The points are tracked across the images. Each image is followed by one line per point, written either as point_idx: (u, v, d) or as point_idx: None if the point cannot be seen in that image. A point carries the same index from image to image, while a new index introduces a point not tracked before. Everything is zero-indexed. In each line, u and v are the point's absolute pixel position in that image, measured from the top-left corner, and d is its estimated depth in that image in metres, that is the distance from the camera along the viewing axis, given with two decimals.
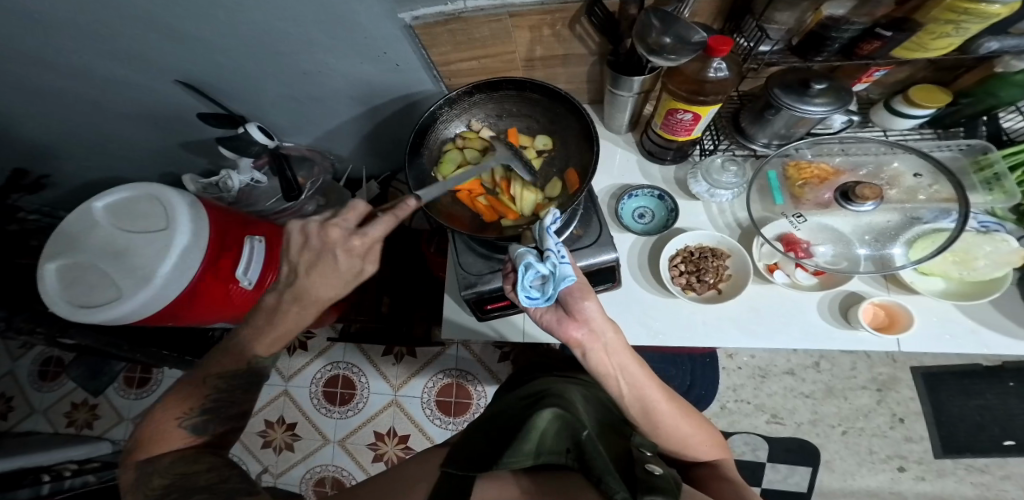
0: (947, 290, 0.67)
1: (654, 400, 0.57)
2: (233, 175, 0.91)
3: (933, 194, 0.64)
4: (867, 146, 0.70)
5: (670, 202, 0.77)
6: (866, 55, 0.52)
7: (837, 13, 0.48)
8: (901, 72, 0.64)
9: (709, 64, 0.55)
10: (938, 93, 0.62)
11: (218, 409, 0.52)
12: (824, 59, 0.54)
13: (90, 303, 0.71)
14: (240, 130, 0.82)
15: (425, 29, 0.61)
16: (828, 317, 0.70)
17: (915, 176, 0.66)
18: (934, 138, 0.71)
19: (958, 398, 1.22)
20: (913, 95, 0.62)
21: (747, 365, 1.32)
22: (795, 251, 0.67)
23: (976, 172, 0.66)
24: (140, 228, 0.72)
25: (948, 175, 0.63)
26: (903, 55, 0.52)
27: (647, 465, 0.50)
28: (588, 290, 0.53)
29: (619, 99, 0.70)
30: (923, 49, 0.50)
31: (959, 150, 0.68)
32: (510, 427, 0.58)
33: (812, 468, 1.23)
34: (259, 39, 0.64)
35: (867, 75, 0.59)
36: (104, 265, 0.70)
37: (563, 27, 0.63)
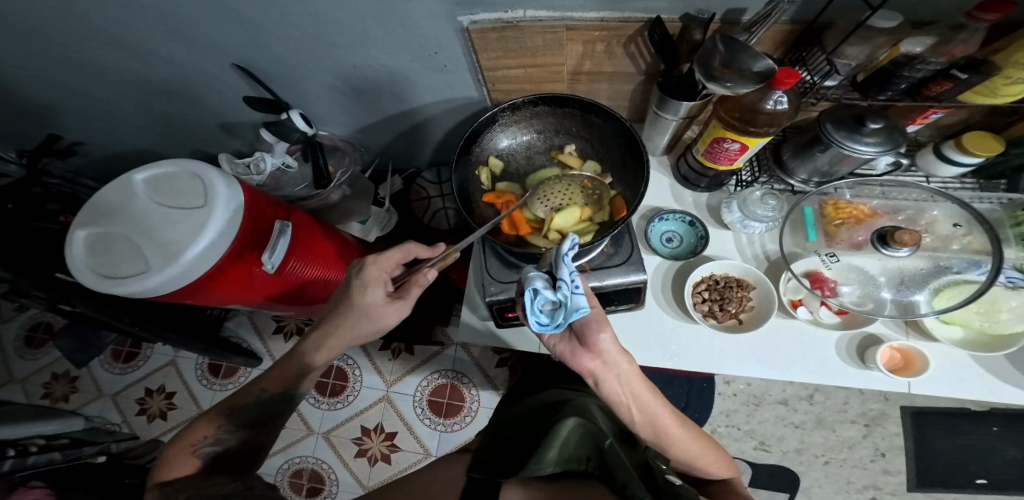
0: (964, 339, 0.68)
1: (666, 424, 0.59)
2: (266, 158, 0.91)
3: (966, 245, 0.66)
4: (909, 192, 0.71)
5: (701, 229, 0.77)
6: (931, 96, 0.53)
7: (913, 51, 0.50)
8: (958, 115, 0.66)
9: (770, 95, 0.56)
10: (992, 140, 0.63)
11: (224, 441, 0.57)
12: (889, 97, 0.56)
13: (116, 275, 0.69)
14: (285, 115, 0.81)
15: (480, 33, 0.61)
16: (844, 354, 0.71)
17: (953, 225, 0.67)
18: (975, 188, 0.73)
19: (942, 438, 1.25)
20: (966, 141, 0.63)
21: (743, 391, 1.33)
22: (821, 288, 0.68)
23: (1014, 226, 0.68)
24: (177, 203, 0.70)
25: (984, 226, 0.65)
26: (969, 98, 0.52)
27: (668, 476, 0.51)
28: (603, 321, 0.54)
29: (662, 121, 0.71)
30: (993, 94, 0.50)
31: (999, 202, 0.71)
32: (529, 431, 0.61)
33: (791, 493, 1.24)
34: (309, 27, 0.63)
35: (922, 116, 0.60)
36: (136, 237, 0.69)
37: (617, 44, 0.63)
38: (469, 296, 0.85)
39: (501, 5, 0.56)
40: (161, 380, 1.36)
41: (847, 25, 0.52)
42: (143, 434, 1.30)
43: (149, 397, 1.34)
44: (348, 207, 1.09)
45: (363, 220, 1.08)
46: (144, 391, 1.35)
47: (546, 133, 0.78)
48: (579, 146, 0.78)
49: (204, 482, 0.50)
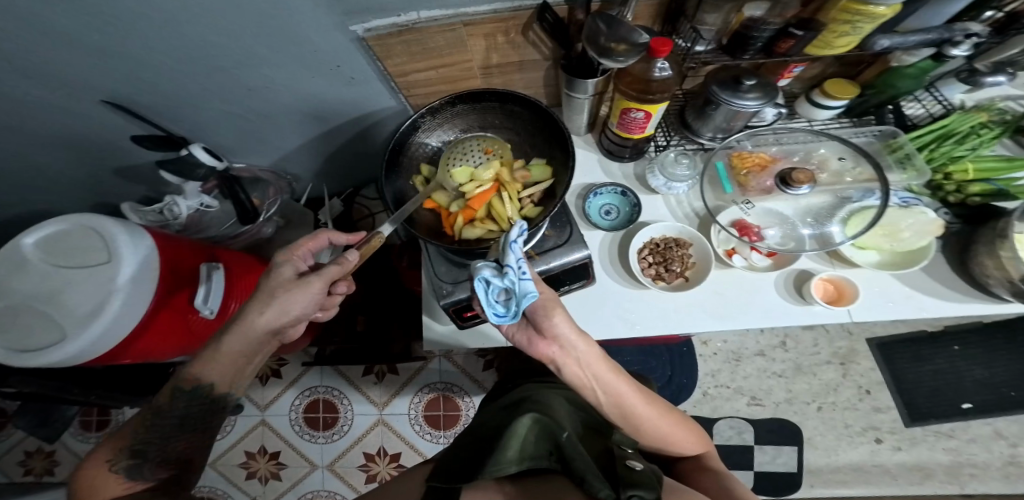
0: (882, 262, 0.74)
1: (631, 404, 0.60)
2: (180, 201, 0.90)
3: (857, 176, 0.71)
4: (796, 135, 0.76)
5: (632, 197, 0.81)
6: (783, 53, 0.57)
7: (756, 15, 0.54)
8: (815, 68, 0.70)
9: (653, 64, 0.59)
10: (851, 86, 0.69)
11: (145, 452, 0.50)
12: (751, 57, 0.59)
13: (27, 346, 0.67)
14: (185, 151, 0.82)
15: (378, 40, 0.62)
16: (785, 294, 0.75)
17: (840, 160, 0.73)
18: (851, 126, 0.79)
19: (911, 365, 1.31)
20: (828, 88, 0.69)
21: (721, 350, 1.37)
22: (748, 235, 0.72)
23: (890, 154, 0.73)
24: (82, 263, 0.70)
25: (868, 157, 0.70)
26: (814, 52, 0.57)
27: (629, 461, 0.50)
28: (552, 306, 0.55)
29: (575, 102, 0.74)
30: (829, 46, 0.55)
31: (874, 135, 0.76)
32: (495, 428, 0.62)
33: (797, 446, 1.27)
34: (208, 56, 0.64)
35: (787, 70, 0.65)
36: (44, 306, 0.69)
37: (516, 34, 0.65)
38: (430, 305, 0.86)
39: (392, 10, 0.58)
40: None
41: None
42: None
43: None
44: (291, 238, 1.09)
45: None
46: None
47: (473, 130, 0.79)
48: (507, 137, 0.80)
49: None
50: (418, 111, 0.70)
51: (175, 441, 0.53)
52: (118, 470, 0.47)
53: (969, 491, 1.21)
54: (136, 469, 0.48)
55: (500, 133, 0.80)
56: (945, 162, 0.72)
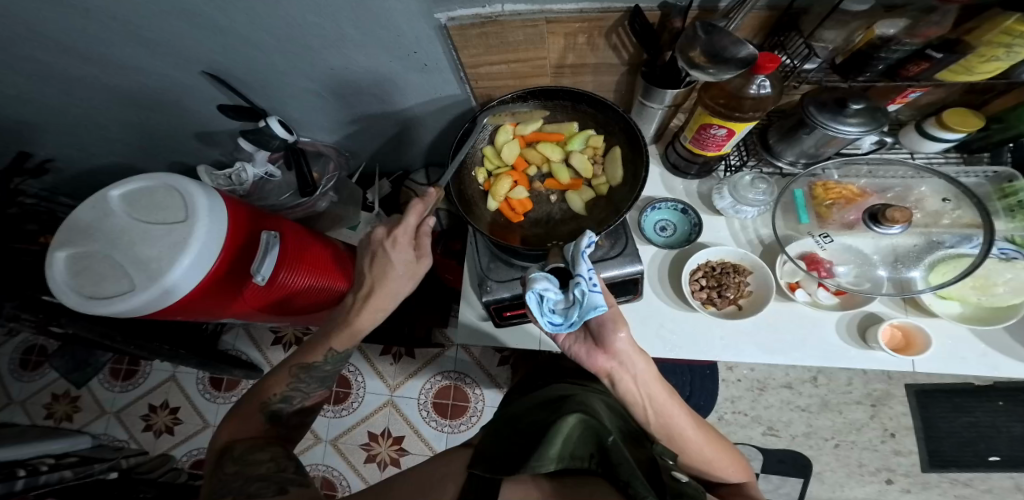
0: (963, 315, 0.68)
1: (679, 427, 0.58)
2: (248, 168, 0.90)
3: (956, 220, 0.66)
4: (895, 169, 0.71)
5: (694, 216, 0.77)
6: (911, 76, 0.53)
7: (889, 33, 0.49)
8: (936, 94, 0.65)
9: (753, 80, 0.56)
10: (972, 116, 0.63)
11: (289, 400, 0.63)
12: (867, 79, 0.56)
13: (99, 295, 0.68)
14: (262, 122, 0.81)
15: (459, 30, 0.60)
16: (845, 336, 0.71)
17: (942, 201, 0.68)
18: (960, 162, 0.75)
19: (949, 415, 1.23)
20: (947, 119, 0.63)
21: (746, 377, 1.32)
22: (817, 269, 0.69)
23: (1001, 198, 0.69)
24: (156, 218, 0.69)
25: (972, 200, 0.66)
26: (947, 77, 0.53)
27: (674, 472, 0.47)
28: (620, 321, 0.54)
29: (648, 111, 0.71)
30: (969, 72, 0.51)
31: (985, 176, 0.72)
32: (534, 420, 0.60)
33: (803, 479, 1.24)
34: (283, 31, 0.62)
35: (902, 95, 0.60)
36: (118, 256, 0.68)
37: (598, 35, 0.62)
38: (466, 294, 0.84)
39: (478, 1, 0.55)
40: (163, 395, 1.35)
41: (822, 9, 0.51)
42: (151, 449, 1.29)
43: (154, 413, 1.33)
44: (339, 213, 1.08)
45: (353, 226, 1.10)
46: (148, 407, 1.34)
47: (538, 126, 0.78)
48: None
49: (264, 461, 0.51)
50: (490, 104, 0.67)
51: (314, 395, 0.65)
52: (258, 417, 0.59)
53: None
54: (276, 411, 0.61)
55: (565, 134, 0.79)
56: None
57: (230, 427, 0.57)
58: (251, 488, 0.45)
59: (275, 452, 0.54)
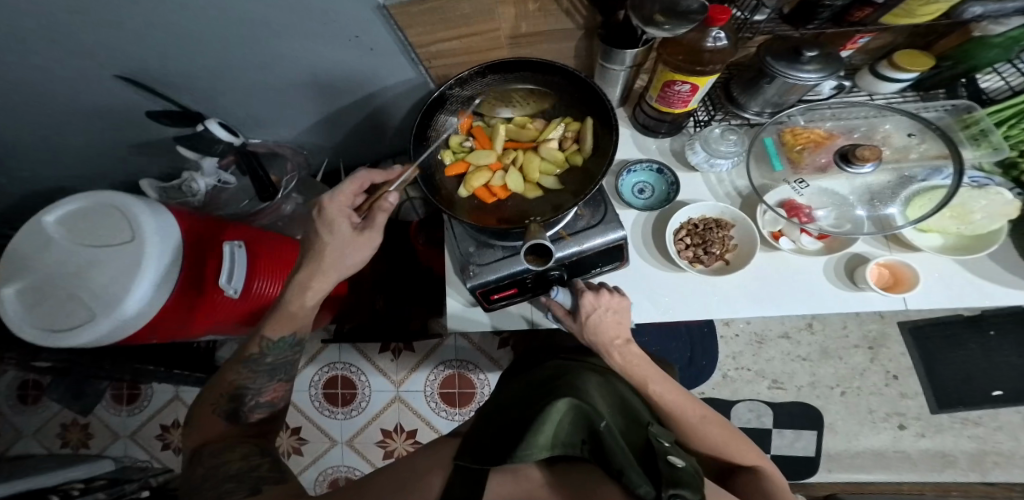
0: (946, 246, 0.68)
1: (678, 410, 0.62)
2: (198, 178, 0.91)
3: (924, 153, 0.65)
4: (857, 111, 0.70)
5: (670, 175, 0.76)
6: (857, 21, 0.53)
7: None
8: (883, 39, 0.64)
9: (708, 32, 0.55)
10: (923, 56, 0.61)
11: (242, 398, 0.63)
12: (815, 26, 0.55)
13: (56, 326, 0.69)
14: (200, 126, 0.81)
15: (400, 9, 0.57)
16: (834, 279, 0.70)
17: (907, 136, 0.67)
18: (918, 100, 0.72)
19: (947, 350, 1.23)
20: (899, 60, 0.62)
21: (743, 331, 1.32)
22: (797, 215, 0.68)
23: (963, 129, 0.67)
24: (97, 242, 0.70)
25: (938, 133, 0.65)
26: (890, 21, 0.52)
27: (669, 457, 0.44)
28: (620, 308, 0.63)
29: (610, 74, 0.69)
30: (911, 14, 0.50)
31: (944, 110, 0.70)
32: (526, 400, 0.61)
33: (818, 431, 1.24)
34: (224, 25, 0.60)
35: (853, 40, 0.59)
36: (66, 286, 0.69)
37: (550, 1, 0.60)
38: (450, 281, 0.82)
39: None
40: (174, 413, 1.37)
41: None
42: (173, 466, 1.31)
43: (168, 432, 1.35)
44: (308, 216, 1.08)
45: None
46: (161, 427, 1.36)
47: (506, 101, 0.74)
48: (542, 113, 0.75)
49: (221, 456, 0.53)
50: (447, 82, 0.64)
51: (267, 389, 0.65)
52: (221, 413, 0.61)
53: (992, 477, 1.19)
54: (233, 412, 0.61)
55: (536, 108, 0.75)
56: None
57: (201, 426, 0.59)
58: (221, 489, 0.47)
59: (246, 450, 0.55)
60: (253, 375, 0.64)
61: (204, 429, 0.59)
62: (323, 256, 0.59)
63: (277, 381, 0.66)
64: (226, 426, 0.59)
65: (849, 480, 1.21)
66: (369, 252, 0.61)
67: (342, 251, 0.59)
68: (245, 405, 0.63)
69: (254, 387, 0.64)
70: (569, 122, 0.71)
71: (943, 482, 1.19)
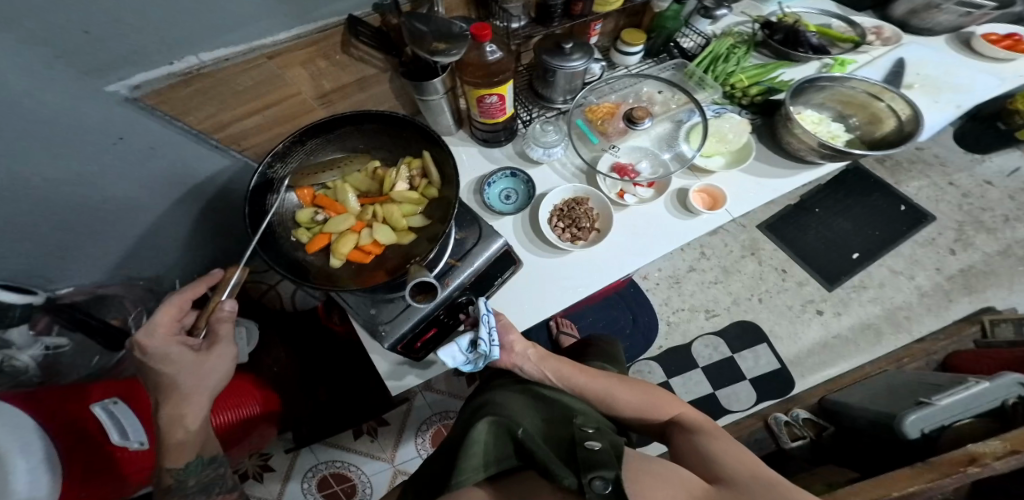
0: (729, 162, 0.87)
1: (591, 386, 0.68)
2: (14, 353, 0.79)
3: (677, 101, 0.89)
4: (619, 83, 0.91)
5: (523, 175, 0.87)
6: (579, 14, 0.70)
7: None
8: (611, 24, 0.88)
9: (484, 47, 0.65)
10: (638, 32, 0.88)
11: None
12: (558, 24, 0.71)
13: None
14: None
15: (156, 95, 0.58)
16: (672, 208, 0.85)
17: (660, 93, 0.90)
18: (653, 63, 0.95)
19: (798, 234, 1.52)
20: (626, 38, 0.87)
21: (660, 278, 1.50)
22: (627, 173, 0.85)
23: (690, 79, 0.92)
24: None
25: (677, 87, 0.89)
26: (601, 10, 0.72)
27: (587, 443, 0.50)
28: (507, 328, 0.71)
29: (433, 104, 0.76)
30: (608, 2, 0.71)
31: (673, 69, 0.94)
32: (458, 428, 0.63)
33: (766, 342, 1.41)
34: (23, 162, 0.58)
35: (591, 30, 0.79)
36: None
37: (337, 53, 0.67)
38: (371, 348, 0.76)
39: (163, 59, 0.55)
40: None
41: None
42: None
43: None
44: None
45: None
46: None
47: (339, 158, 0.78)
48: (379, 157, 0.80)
49: None
50: (264, 160, 0.66)
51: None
52: None
53: (913, 331, 1.40)
54: None
55: (370, 156, 0.80)
56: (725, 77, 0.91)
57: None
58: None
59: None
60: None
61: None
62: (169, 390, 0.54)
63: (220, 496, 0.61)
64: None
65: (822, 380, 1.35)
66: (225, 364, 0.57)
67: (193, 376, 0.54)
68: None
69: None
70: (408, 160, 0.77)
71: (883, 349, 1.37)
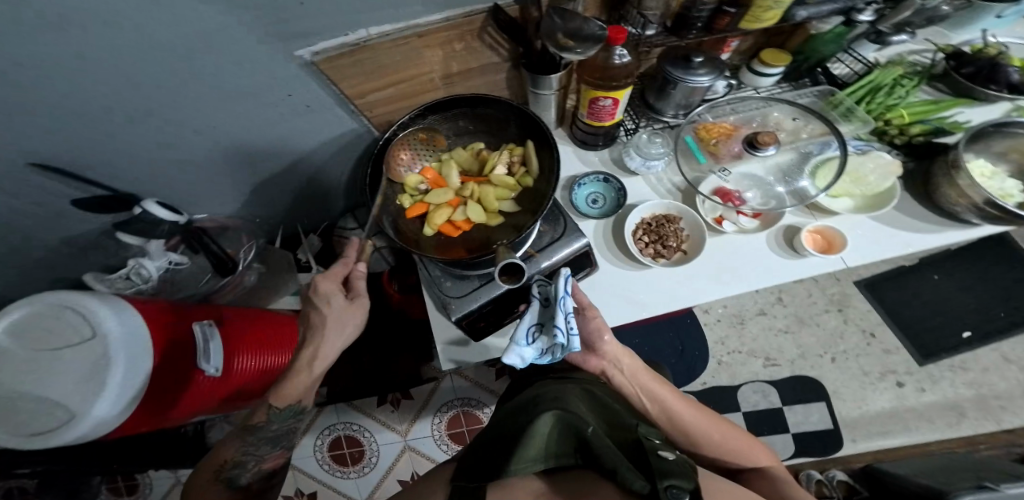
0: (858, 206, 0.78)
1: (678, 409, 0.64)
2: (146, 262, 0.91)
3: (812, 132, 0.79)
4: (749, 103, 0.83)
5: (616, 182, 0.83)
6: (722, 29, 0.66)
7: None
8: (749, 41, 0.81)
9: (613, 51, 0.63)
10: (783, 53, 0.80)
11: (244, 464, 0.61)
12: (695, 36, 0.67)
13: (35, 433, 0.69)
14: (139, 208, 0.86)
15: (328, 62, 0.63)
16: (777, 248, 0.77)
17: (794, 120, 0.81)
18: (792, 88, 0.86)
19: (902, 300, 1.32)
20: (765, 58, 0.80)
21: (723, 315, 1.36)
22: (731, 199, 0.77)
23: (833, 110, 0.82)
24: (60, 343, 0.71)
25: (816, 114, 0.79)
26: (746, 27, 0.66)
27: (659, 451, 0.45)
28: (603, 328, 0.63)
29: (543, 99, 0.76)
30: (759, 20, 0.64)
31: (815, 95, 0.85)
32: (512, 417, 0.62)
33: (825, 400, 1.24)
34: (177, 92, 0.64)
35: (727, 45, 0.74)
36: (39, 391, 0.69)
37: (472, 39, 0.68)
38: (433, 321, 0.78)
39: (340, 29, 0.60)
40: None
41: None
42: None
43: None
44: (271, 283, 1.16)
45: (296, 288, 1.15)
46: None
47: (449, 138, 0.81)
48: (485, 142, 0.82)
49: None
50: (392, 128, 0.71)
51: (269, 456, 0.63)
52: (221, 479, 0.58)
53: (1005, 422, 1.20)
54: (234, 479, 0.59)
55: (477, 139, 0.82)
56: (882, 112, 0.80)
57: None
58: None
59: None
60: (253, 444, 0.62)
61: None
62: (322, 327, 0.61)
63: (279, 450, 0.65)
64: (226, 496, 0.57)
65: (877, 448, 1.18)
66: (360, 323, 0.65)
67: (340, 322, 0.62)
68: (246, 472, 0.61)
69: (256, 455, 0.62)
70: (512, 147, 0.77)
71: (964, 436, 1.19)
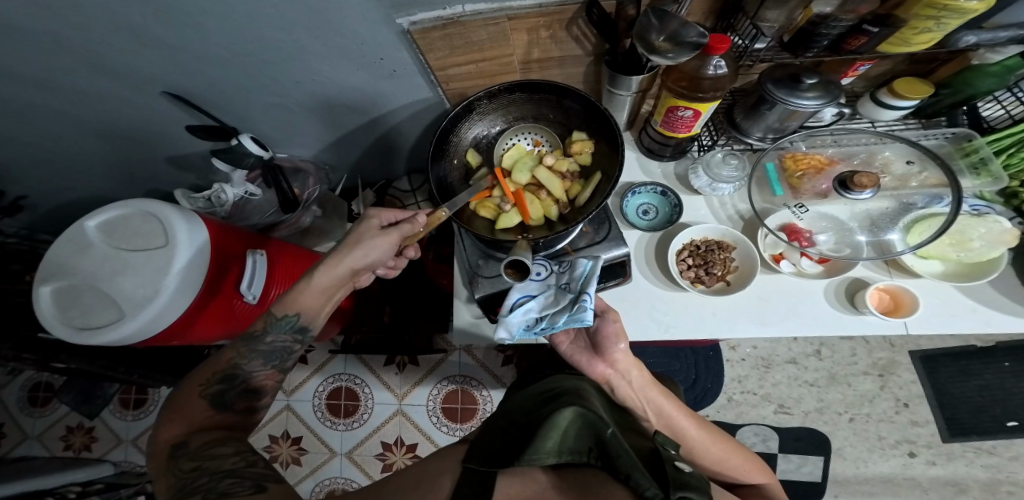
0: (947, 272, 0.70)
1: (683, 426, 0.58)
2: (226, 189, 0.95)
3: (923, 181, 0.71)
4: (858, 137, 0.76)
5: (673, 197, 0.78)
6: (851, 49, 0.59)
7: (825, 11, 0.55)
8: (884, 66, 0.73)
9: (708, 61, 0.59)
10: (920, 84, 0.70)
11: (233, 380, 0.55)
12: (815, 54, 0.61)
13: (88, 326, 0.73)
14: (235, 141, 0.86)
15: (423, 33, 0.61)
16: (835, 302, 0.71)
17: (906, 163, 0.72)
18: (920, 126, 0.79)
19: (958, 379, 1.21)
20: (898, 87, 0.70)
21: (749, 355, 1.28)
22: (797, 239, 0.71)
23: (963, 157, 0.74)
24: (136, 245, 0.74)
25: (937, 162, 0.70)
26: (888, 49, 0.59)
27: (677, 463, 0.40)
28: (622, 334, 0.55)
29: (617, 98, 0.72)
30: (906, 43, 0.57)
31: (945, 138, 0.77)
32: (531, 404, 0.57)
33: (825, 456, 1.18)
34: (258, 38, 0.63)
35: (852, 69, 0.67)
36: (102, 286, 0.72)
37: (560, 29, 0.64)
38: (460, 295, 0.77)
39: (438, 3, 0.57)
40: None
41: None
42: None
43: None
44: (324, 227, 1.14)
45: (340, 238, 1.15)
46: None
47: (527, 120, 0.76)
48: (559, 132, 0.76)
49: (212, 449, 0.46)
50: (464, 100, 0.67)
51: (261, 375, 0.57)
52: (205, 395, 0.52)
53: None
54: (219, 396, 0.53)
55: (552, 127, 0.76)
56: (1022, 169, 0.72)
57: (183, 413, 0.50)
58: (222, 486, 0.39)
59: (240, 445, 0.47)
60: (254, 361, 0.57)
61: (184, 416, 0.50)
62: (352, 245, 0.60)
63: (274, 367, 0.59)
64: (211, 412, 0.51)
65: None
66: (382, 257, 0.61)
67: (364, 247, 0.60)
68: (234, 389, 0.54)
69: (249, 369, 0.56)
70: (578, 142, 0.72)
71: None
